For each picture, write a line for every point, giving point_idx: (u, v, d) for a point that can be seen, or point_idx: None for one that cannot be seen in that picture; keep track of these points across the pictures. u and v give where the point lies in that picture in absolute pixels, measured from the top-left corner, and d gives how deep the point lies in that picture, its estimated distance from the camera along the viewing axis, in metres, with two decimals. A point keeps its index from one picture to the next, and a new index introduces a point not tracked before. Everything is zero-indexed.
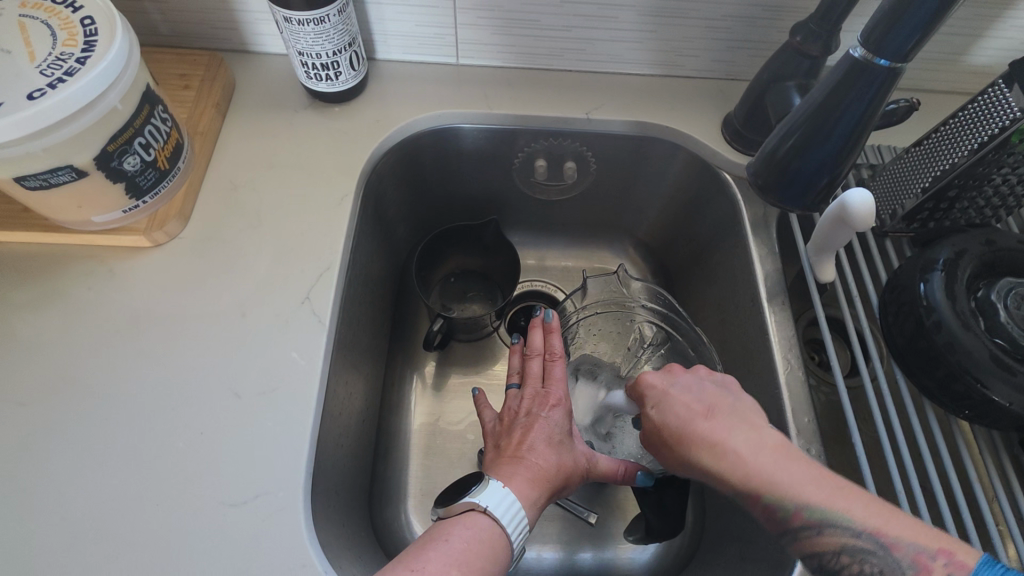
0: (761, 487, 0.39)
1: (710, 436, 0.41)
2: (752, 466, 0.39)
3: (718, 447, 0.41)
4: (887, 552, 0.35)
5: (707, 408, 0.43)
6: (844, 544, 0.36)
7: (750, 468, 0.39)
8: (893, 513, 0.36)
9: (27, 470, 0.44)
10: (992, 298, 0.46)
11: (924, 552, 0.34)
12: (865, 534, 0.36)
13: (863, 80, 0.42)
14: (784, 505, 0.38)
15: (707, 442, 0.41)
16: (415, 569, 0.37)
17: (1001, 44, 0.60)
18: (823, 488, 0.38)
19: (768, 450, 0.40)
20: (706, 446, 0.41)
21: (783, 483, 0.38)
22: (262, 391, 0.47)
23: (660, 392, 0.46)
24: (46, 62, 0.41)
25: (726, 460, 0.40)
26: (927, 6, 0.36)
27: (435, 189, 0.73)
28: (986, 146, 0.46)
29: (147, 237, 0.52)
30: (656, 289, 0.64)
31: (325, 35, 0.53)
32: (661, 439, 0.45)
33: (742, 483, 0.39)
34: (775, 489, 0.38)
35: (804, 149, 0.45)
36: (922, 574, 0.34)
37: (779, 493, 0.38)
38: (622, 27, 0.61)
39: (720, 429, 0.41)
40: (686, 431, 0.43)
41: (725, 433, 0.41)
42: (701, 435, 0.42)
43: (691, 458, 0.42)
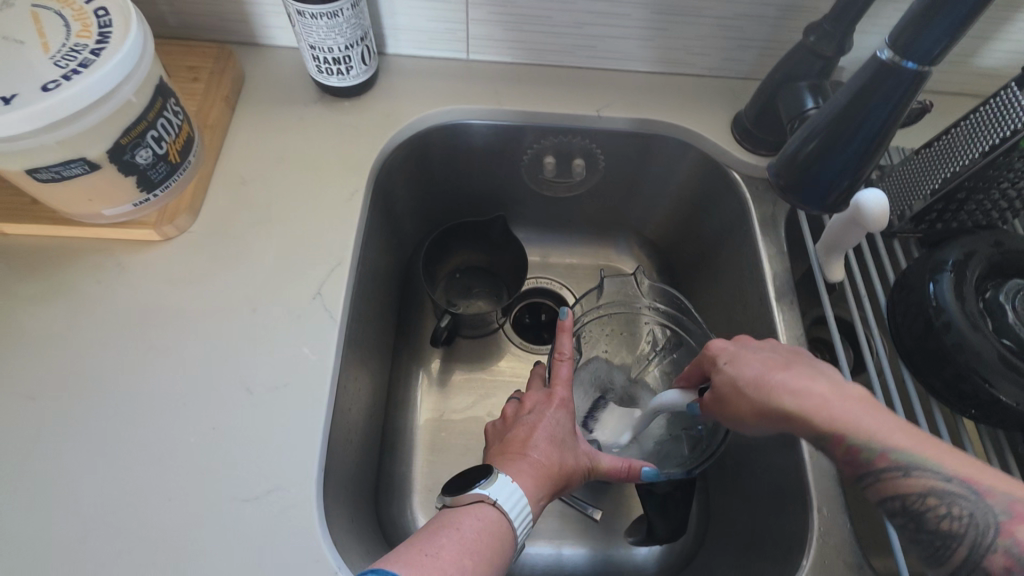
0: (846, 428, 0.38)
1: (791, 382, 0.41)
2: (838, 410, 0.38)
3: (799, 392, 0.40)
4: (980, 498, 0.33)
5: (784, 359, 0.43)
6: (932, 486, 0.34)
7: (837, 409, 0.38)
8: (991, 467, 0.34)
9: (40, 463, 0.44)
10: (1000, 299, 0.47)
11: (1021, 501, 0.32)
12: (956, 479, 0.34)
13: (890, 82, 0.41)
14: (869, 446, 0.37)
15: (787, 388, 0.41)
16: (430, 554, 0.36)
17: (1010, 48, 0.61)
18: (912, 433, 0.37)
19: (852, 396, 0.39)
20: (788, 392, 0.40)
21: (870, 426, 0.37)
22: (274, 386, 0.47)
23: (731, 351, 0.46)
24: (60, 53, 0.40)
25: (810, 403, 0.39)
26: (961, 8, 0.36)
27: (442, 185, 0.72)
28: (997, 149, 0.47)
29: (157, 231, 0.52)
30: (672, 293, 0.63)
31: (338, 29, 0.53)
32: (731, 391, 0.44)
33: (824, 423, 0.38)
34: (860, 430, 0.37)
35: (829, 149, 0.45)
36: (1017, 520, 0.32)
37: (864, 432, 0.37)
38: (632, 24, 0.61)
39: (802, 377, 0.41)
40: (761, 381, 0.42)
41: (808, 379, 0.41)
42: (782, 382, 0.41)
43: (772, 404, 0.41)
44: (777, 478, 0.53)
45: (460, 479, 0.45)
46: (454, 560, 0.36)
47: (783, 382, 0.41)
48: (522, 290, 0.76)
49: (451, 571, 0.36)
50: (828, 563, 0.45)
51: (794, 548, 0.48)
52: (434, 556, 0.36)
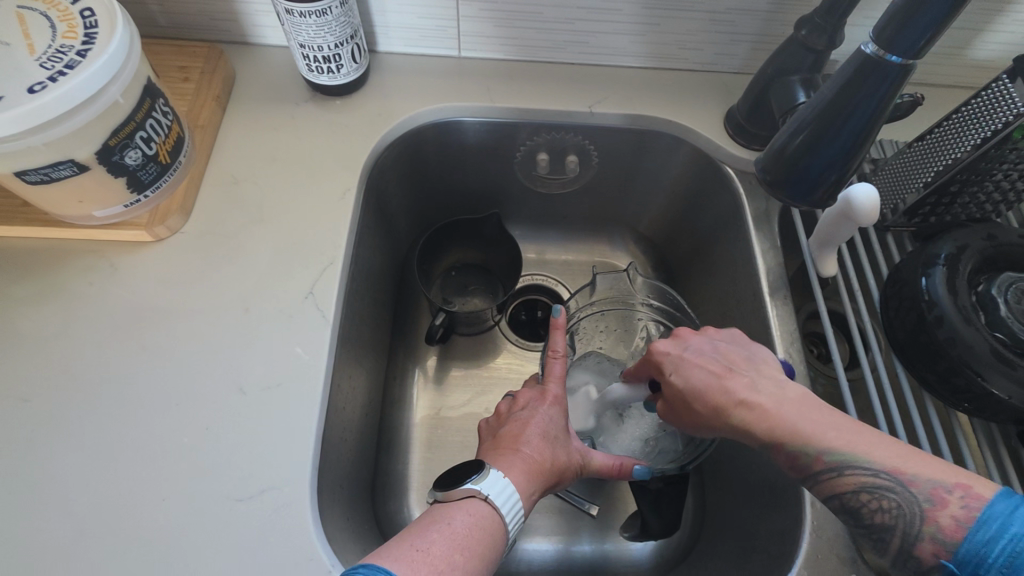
0: (785, 437, 0.39)
1: (735, 395, 0.41)
2: (778, 422, 0.39)
3: (739, 405, 0.41)
4: (905, 488, 0.35)
5: (725, 367, 0.43)
6: (863, 484, 0.36)
7: (775, 421, 0.39)
8: (915, 453, 0.36)
9: (33, 465, 0.44)
10: (992, 292, 0.47)
11: (941, 487, 0.34)
12: (884, 472, 0.36)
13: (874, 77, 0.41)
14: (805, 452, 0.38)
15: (731, 401, 0.41)
16: (421, 548, 0.36)
17: (1004, 39, 0.60)
18: (846, 429, 0.38)
19: (790, 402, 0.40)
20: (732, 406, 0.41)
21: (807, 431, 0.38)
22: (267, 385, 0.48)
23: (673, 358, 0.46)
24: (46, 55, 0.40)
25: (750, 416, 0.40)
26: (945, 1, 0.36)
27: (436, 183, 0.72)
28: (988, 141, 0.46)
29: (148, 232, 0.52)
30: (664, 289, 0.63)
31: (327, 28, 0.53)
32: (680, 402, 0.45)
33: (764, 434, 0.39)
34: (798, 436, 0.38)
35: (815, 144, 0.45)
36: (939, 507, 0.34)
37: (800, 440, 0.38)
38: (623, 20, 0.60)
39: (743, 389, 0.41)
40: (705, 394, 0.43)
41: (750, 389, 0.41)
42: (724, 395, 0.42)
43: (718, 416, 0.42)
44: (771, 473, 0.53)
45: (452, 474, 0.45)
46: (445, 555, 0.36)
47: (728, 394, 0.42)
48: (517, 287, 0.76)
49: (443, 565, 0.35)
50: (822, 558, 0.45)
51: (788, 544, 0.48)
52: (425, 550, 0.36)
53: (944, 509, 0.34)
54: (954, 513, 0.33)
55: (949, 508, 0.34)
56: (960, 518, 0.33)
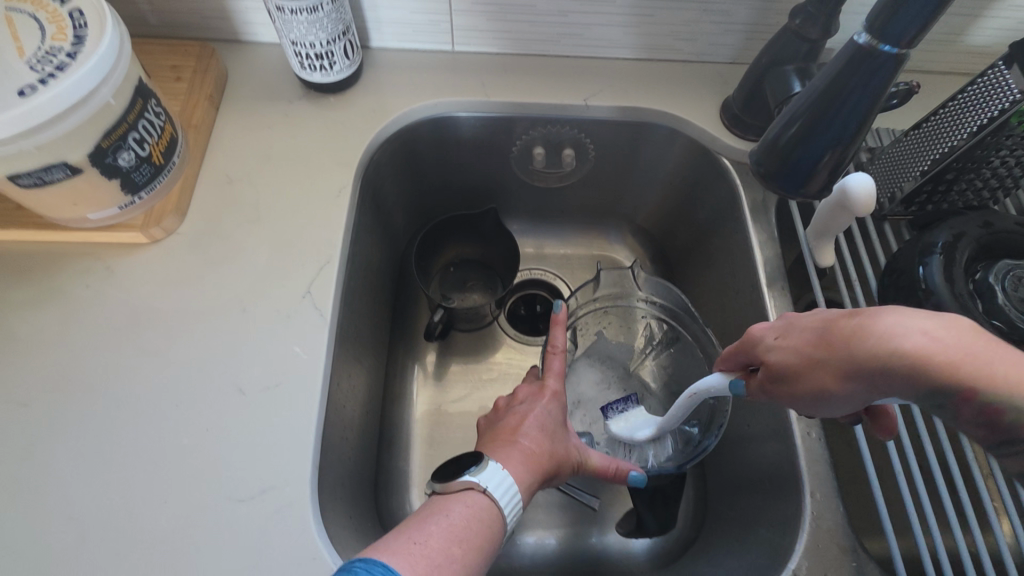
0: (974, 378, 0.28)
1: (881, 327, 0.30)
2: (961, 353, 0.28)
3: (893, 330, 0.30)
4: None
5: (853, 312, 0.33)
6: None
7: (959, 354, 0.28)
8: None
9: (35, 468, 0.44)
10: (990, 280, 0.47)
11: None
12: None
13: (866, 66, 0.41)
14: (1004, 397, 0.27)
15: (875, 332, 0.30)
16: (418, 542, 0.36)
17: (1000, 25, 0.60)
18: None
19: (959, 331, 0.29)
20: (881, 340, 0.30)
21: (1007, 368, 0.28)
22: (267, 385, 0.48)
23: (782, 324, 0.37)
24: (35, 57, 0.40)
25: (913, 348, 0.29)
26: None
27: (432, 178, 0.72)
28: (985, 128, 0.46)
29: (144, 233, 0.52)
30: (670, 291, 0.62)
31: (318, 24, 0.52)
32: (794, 365, 0.34)
33: (936, 371, 0.28)
34: (993, 374, 0.28)
35: (808, 135, 0.45)
36: None
37: (999, 373, 0.28)
38: (617, 11, 0.60)
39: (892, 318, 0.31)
40: (828, 338, 0.33)
41: (909, 318, 0.30)
42: (864, 330, 0.31)
43: (857, 357, 0.31)
44: (771, 466, 0.53)
45: (450, 465, 0.45)
46: (443, 548, 0.36)
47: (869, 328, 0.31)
48: (515, 282, 0.76)
49: (441, 559, 0.35)
50: (821, 546, 0.46)
51: (788, 534, 0.48)
52: (422, 544, 0.36)
53: None
54: None
55: None
56: None
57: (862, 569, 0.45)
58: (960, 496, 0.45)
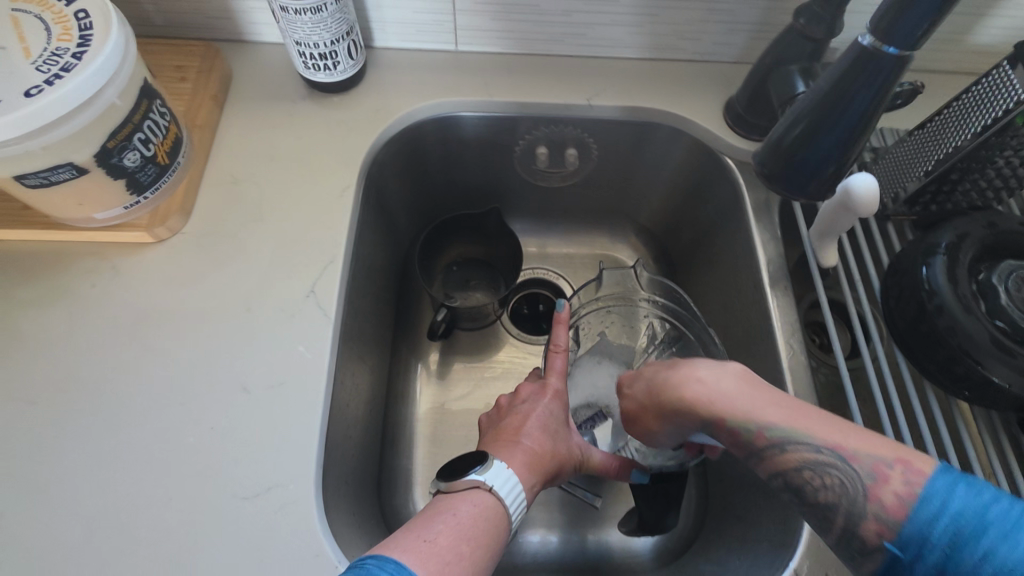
0: (725, 412, 0.39)
1: (683, 375, 0.42)
2: (722, 398, 0.39)
3: (689, 375, 0.41)
4: (845, 464, 0.35)
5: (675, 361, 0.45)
6: (806, 460, 0.36)
7: (721, 395, 0.39)
8: (859, 432, 0.36)
9: (42, 466, 0.45)
10: (993, 281, 0.47)
11: (881, 462, 0.34)
12: (826, 449, 0.36)
13: (871, 68, 0.41)
14: (746, 427, 0.38)
15: (677, 380, 0.42)
16: (427, 539, 0.36)
17: (1005, 24, 0.60)
18: (796, 407, 0.38)
19: (734, 380, 0.40)
20: (676, 383, 0.42)
21: (747, 406, 0.38)
22: (271, 384, 0.48)
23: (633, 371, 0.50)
24: (41, 58, 0.40)
25: (697, 395, 0.40)
26: None
27: (436, 177, 0.72)
28: (988, 130, 0.46)
29: (149, 233, 0.52)
30: (671, 289, 0.63)
31: (322, 24, 0.52)
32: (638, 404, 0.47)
33: (706, 408, 0.39)
34: (740, 412, 0.38)
35: (812, 136, 0.45)
36: (880, 483, 0.33)
37: (741, 411, 0.38)
38: (621, 10, 0.60)
39: (688, 368, 0.42)
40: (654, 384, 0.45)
41: (697, 370, 0.41)
42: (672, 378, 0.42)
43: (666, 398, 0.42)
44: None
45: (454, 464, 0.45)
46: (452, 546, 0.36)
47: (676, 376, 0.42)
48: (518, 281, 0.76)
49: (450, 556, 0.36)
50: (823, 546, 0.46)
51: (790, 534, 0.48)
52: (431, 541, 0.36)
53: (885, 485, 0.33)
54: (895, 489, 0.33)
55: (889, 483, 0.33)
56: (902, 494, 0.32)
57: None
58: None
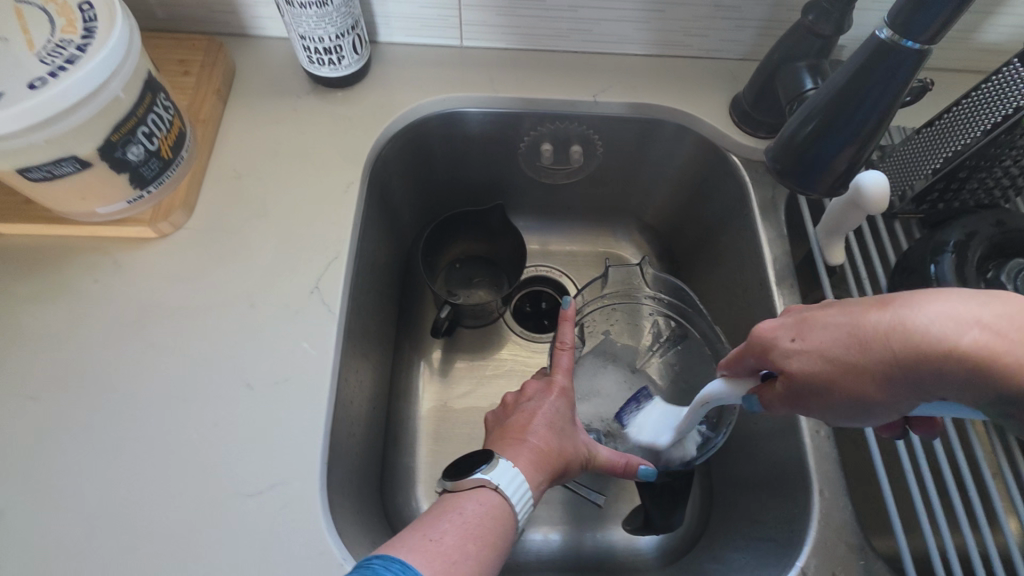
0: None
1: (956, 326, 0.28)
2: None
3: (964, 321, 0.28)
4: None
5: (889, 300, 0.31)
6: None
7: (1008, 338, 0.27)
8: None
9: (44, 462, 0.44)
10: (1002, 279, 0.47)
11: None
12: None
13: (891, 60, 0.40)
14: None
15: (954, 330, 0.28)
16: (433, 539, 0.36)
17: (1013, 22, 0.59)
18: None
19: (1004, 320, 0.27)
20: (944, 339, 0.28)
21: None
22: (275, 380, 0.48)
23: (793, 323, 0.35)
24: (45, 50, 0.40)
25: (955, 332, 0.28)
26: None
27: (439, 174, 0.72)
28: (998, 127, 0.46)
29: (152, 228, 0.52)
30: (679, 287, 0.63)
31: (327, 18, 0.52)
32: (842, 372, 0.31)
33: (1020, 375, 0.26)
34: None
35: (828, 130, 0.44)
36: None
37: None
38: (627, 6, 0.60)
39: (966, 314, 0.28)
40: (886, 340, 0.30)
41: (948, 303, 0.29)
42: (933, 335, 0.28)
43: (927, 360, 0.28)
44: (779, 464, 0.53)
45: (461, 462, 0.45)
46: (458, 545, 0.36)
47: (936, 324, 0.28)
48: (522, 278, 0.76)
49: (456, 556, 0.35)
50: (830, 546, 0.46)
51: (796, 533, 0.48)
52: (437, 541, 0.36)
53: None
54: None
55: None
56: None
57: (870, 568, 0.45)
58: (970, 495, 0.44)
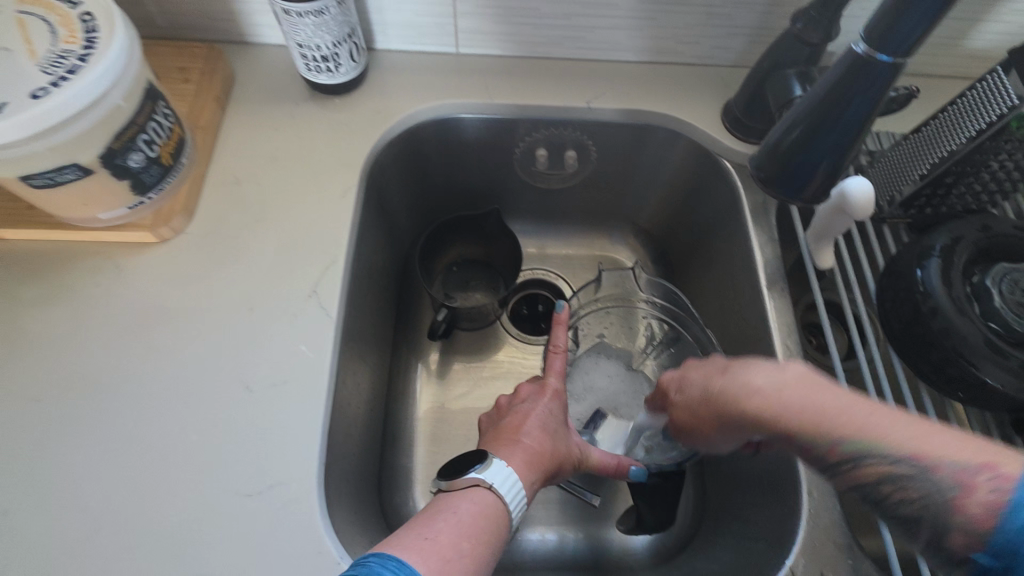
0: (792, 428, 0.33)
1: (734, 383, 0.37)
2: (780, 408, 0.34)
3: (743, 377, 0.36)
4: (928, 476, 0.30)
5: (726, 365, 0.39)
6: (885, 475, 0.31)
7: (781, 396, 0.34)
8: (954, 436, 0.30)
9: (46, 464, 0.45)
10: (987, 283, 0.48)
11: (965, 470, 0.29)
12: (905, 459, 0.30)
13: (866, 76, 0.42)
14: (818, 444, 0.33)
15: (737, 387, 0.36)
16: (428, 537, 0.37)
17: (1001, 29, 0.60)
18: (875, 408, 0.33)
19: (800, 379, 0.34)
20: (732, 395, 0.37)
21: (810, 417, 0.33)
22: (273, 382, 0.48)
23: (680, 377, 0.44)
24: (47, 60, 0.41)
25: (762, 391, 0.35)
26: None
27: (436, 178, 0.72)
28: (984, 133, 0.47)
29: (152, 233, 0.52)
30: (669, 289, 0.63)
31: (325, 27, 0.53)
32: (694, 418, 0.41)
33: (768, 424, 0.34)
34: (807, 426, 0.33)
35: (810, 141, 0.45)
36: (966, 494, 0.28)
37: (809, 428, 0.33)
38: (620, 14, 0.61)
39: (741, 375, 0.37)
40: (710, 393, 0.39)
41: (770, 370, 0.36)
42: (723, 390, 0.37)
43: (723, 410, 0.37)
44: (769, 465, 0.53)
45: (456, 463, 0.46)
46: (453, 543, 0.37)
47: (729, 384, 0.37)
48: (518, 281, 0.77)
49: (450, 554, 0.36)
50: (818, 545, 0.46)
51: (786, 532, 0.49)
52: (432, 539, 0.37)
53: (972, 497, 0.28)
54: (984, 499, 0.27)
55: (976, 495, 0.28)
56: (992, 506, 0.27)
57: (858, 568, 0.46)
58: None
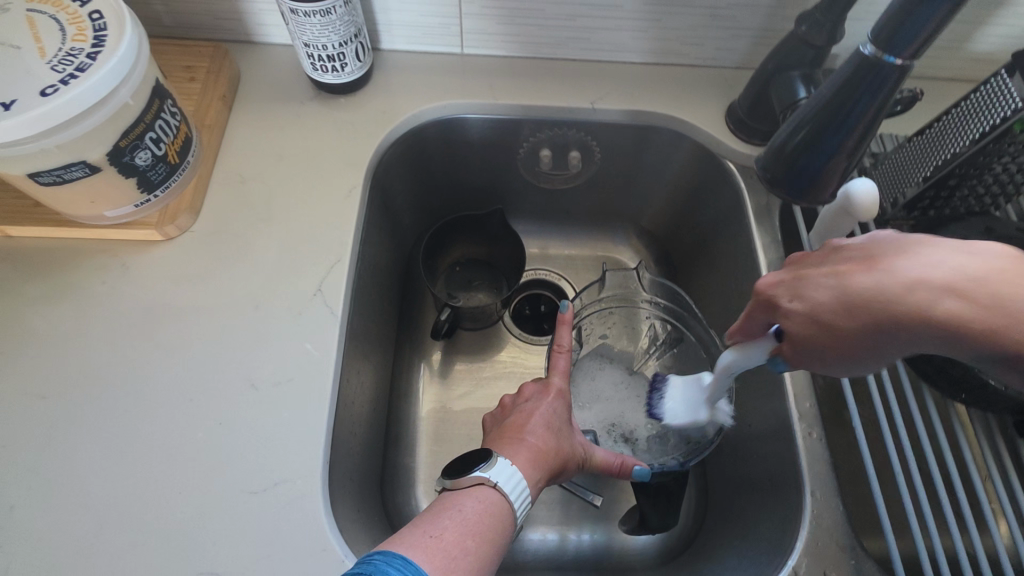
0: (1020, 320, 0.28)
1: (932, 270, 0.30)
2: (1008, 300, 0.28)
3: (941, 261, 0.30)
4: None
5: (876, 254, 0.33)
6: None
7: (989, 289, 0.29)
8: None
9: (52, 460, 0.45)
10: None
11: None
12: None
13: (874, 76, 0.42)
14: None
15: (937, 274, 0.30)
16: (434, 535, 0.37)
17: (1003, 32, 0.61)
18: None
19: (1001, 263, 0.29)
20: (932, 286, 0.30)
21: None
22: (278, 381, 0.49)
23: (792, 282, 0.36)
24: (56, 58, 0.41)
25: (981, 271, 0.29)
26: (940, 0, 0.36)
27: (440, 178, 0.73)
28: (987, 136, 0.47)
29: (158, 231, 0.53)
30: (673, 289, 0.63)
31: (331, 27, 0.53)
32: (846, 329, 0.33)
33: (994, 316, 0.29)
34: None
35: (816, 140, 0.45)
36: None
37: None
38: (624, 16, 0.61)
39: (931, 261, 0.31)
40: (885, 289, 0.31)
41: (940, 252, 0.31)
42: (913, 281, 0.31)
43: (919, 309, 0.30)
44: (772, 465, 0.54)
45: (461, 461, 0.46)
46: (459, 540, 0.37)
47: (926, 273, 0.31)
48: (521, 281, 0.77)
49: (457, 552, 0.36)
50: (821, 546, 0.47)
51: (788, 533, 0.49)
52: (438, 537, 0.37)
53: None
54: None
55: None
56: None
57: (860, 568, 0.46)
58: (958, 496, 0.45)
